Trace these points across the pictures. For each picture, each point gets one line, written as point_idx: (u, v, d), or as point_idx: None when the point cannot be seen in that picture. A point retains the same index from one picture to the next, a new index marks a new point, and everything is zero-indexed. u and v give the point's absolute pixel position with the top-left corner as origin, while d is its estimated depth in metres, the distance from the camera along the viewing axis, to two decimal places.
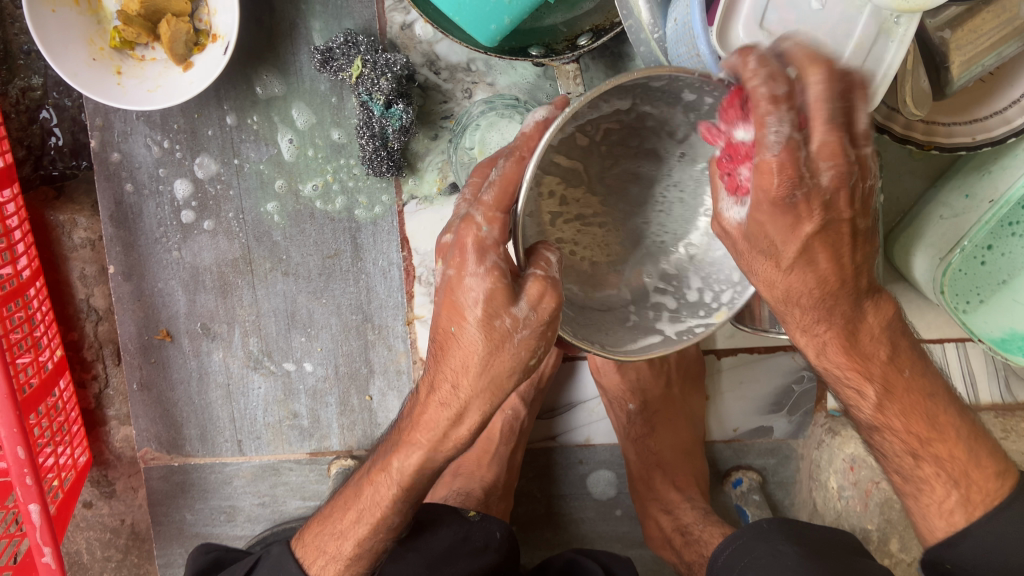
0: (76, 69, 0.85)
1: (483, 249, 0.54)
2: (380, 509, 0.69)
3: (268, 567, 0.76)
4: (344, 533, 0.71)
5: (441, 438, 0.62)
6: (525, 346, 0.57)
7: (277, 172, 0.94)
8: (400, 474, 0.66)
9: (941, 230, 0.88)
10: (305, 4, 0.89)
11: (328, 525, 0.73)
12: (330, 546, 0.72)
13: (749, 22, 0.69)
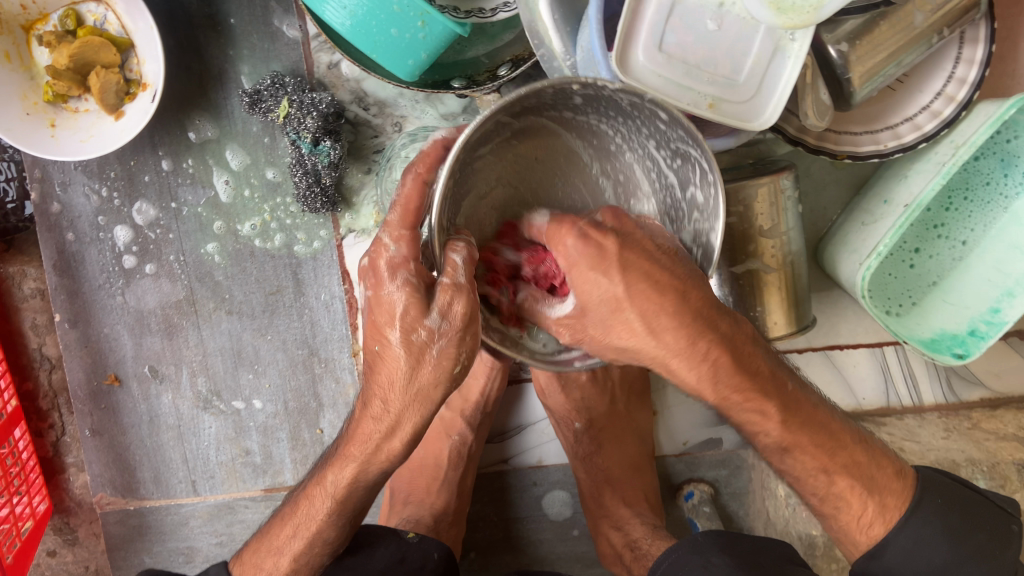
0: (11, 124, 0.88)
1: (394, 269, 0.56)
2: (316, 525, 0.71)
3: None
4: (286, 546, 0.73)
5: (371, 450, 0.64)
6: (446, 355, 0.57)
7: (215, 214, 0.96)
8: (331, 488, 0.68)
9: (862, 236, 0.89)
10: (233, 50, 0.92)
11: (269, 544, 0.74)
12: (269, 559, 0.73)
13: (647, 46, 0.70)
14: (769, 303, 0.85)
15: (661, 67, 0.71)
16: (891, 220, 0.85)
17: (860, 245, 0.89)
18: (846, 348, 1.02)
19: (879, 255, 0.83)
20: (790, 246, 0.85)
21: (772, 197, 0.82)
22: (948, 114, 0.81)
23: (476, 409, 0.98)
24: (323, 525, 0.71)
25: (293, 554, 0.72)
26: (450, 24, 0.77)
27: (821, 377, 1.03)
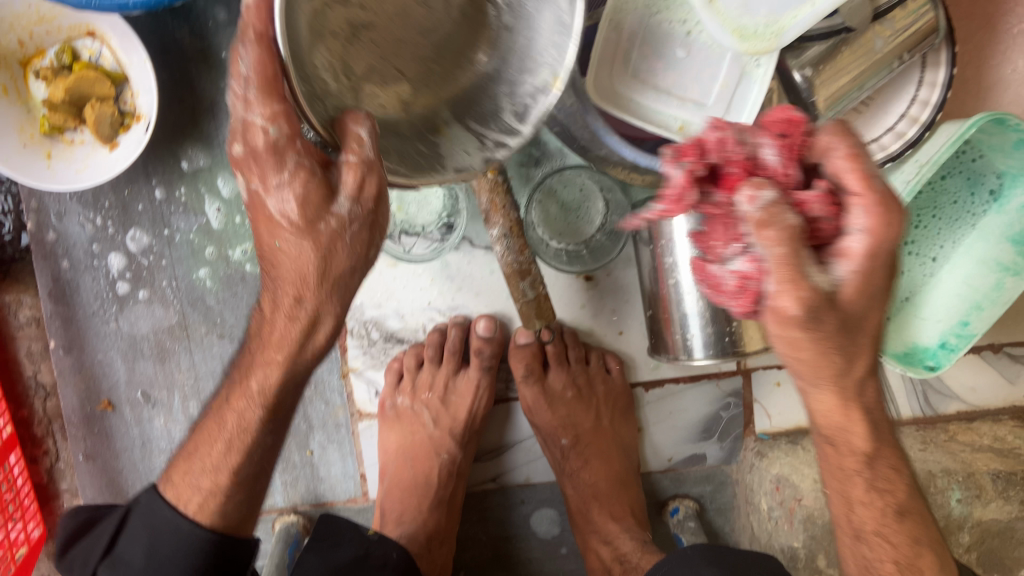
0: (8, 155, 0.91)
1: (278, 151, 0.55)
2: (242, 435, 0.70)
3: (141, 515, 0.72)
4: (212, 452, 0.71)
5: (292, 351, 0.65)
6: (358, 240, 0.60)
7: (206, 240, 0.99)
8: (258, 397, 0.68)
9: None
10: (224, 82, 0.95)
11: (197, 462, 0.72)
12: (198, 477, 0.71)
13: (620, 73, 0.72)
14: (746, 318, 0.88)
15: (634, 92, 0.73)
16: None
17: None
18: None
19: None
20: None
21: None
22: (912, 135, 0.84)
23: (464, 428, 1.01)
24: (259, 440, 0.71)
25: (220, 472, 0.71)
26: None
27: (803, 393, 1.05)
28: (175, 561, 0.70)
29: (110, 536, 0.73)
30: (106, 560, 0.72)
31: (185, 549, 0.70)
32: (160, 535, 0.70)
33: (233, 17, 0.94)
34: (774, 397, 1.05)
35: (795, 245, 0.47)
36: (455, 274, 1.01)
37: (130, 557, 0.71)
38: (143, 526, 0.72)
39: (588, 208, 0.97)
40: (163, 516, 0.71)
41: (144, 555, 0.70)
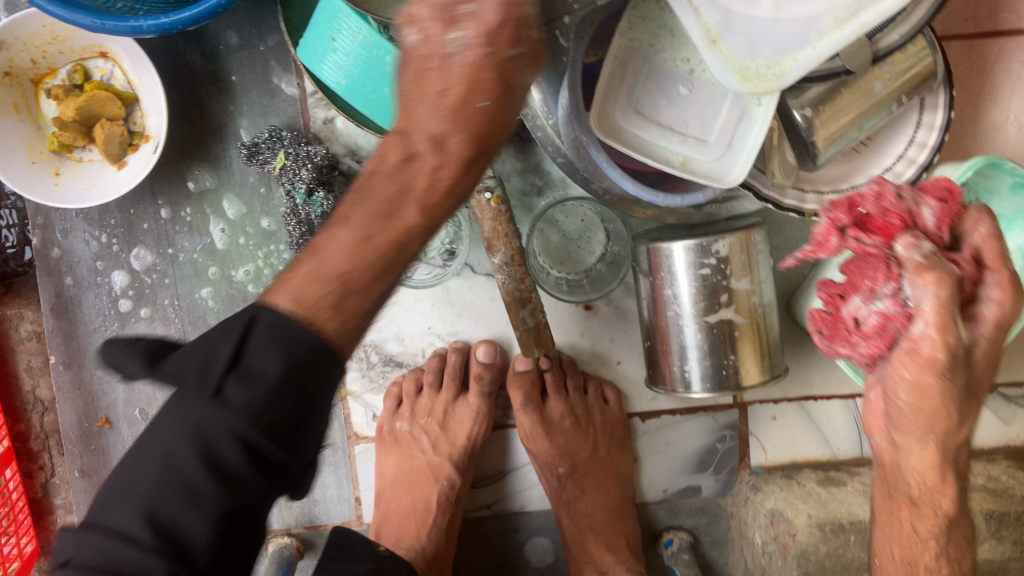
0: (16, 171, 0.91)
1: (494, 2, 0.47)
2: (378, 241, 0.51)
3: (278, 334, 0.48)
4: (346, 255, 0.51)
5: (444, 183, 0.52)
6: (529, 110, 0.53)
7: (210, 260, 0.99)
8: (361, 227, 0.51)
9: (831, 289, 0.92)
10: (233, 105, 0.96)
11: (324, 268, 0.50)
12: (302, 291, 0.50)
13: (624, 106, 0.73)
14: (742, 351, 0.88)
15: (637, 127, 0.73)
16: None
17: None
18: (820, 399, 1.05)
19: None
20: (760, 297, 0.89)
21: (744, 248, 0.86)
22: (909, 177, 0.85)
23: (463, 454, 1.01)
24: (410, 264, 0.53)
25: (348, 297, 0.50)
26: None
27: (799, 428, 1.06)
28: (315, 377, 0.48)
29: (233, 348, 0.48)
30: (232, 374, 0.47)
31: (319, 372, 0.49)
32: (296, 341, 0.48)
33: (245, 41, 0.95)
34: (769, 431, 1.06)
35: (952, 292, 0.55)
36: (456, 299, 1.02)
37: (232, 395, 0.46)
38: (272, 337, 0.48)
39: (589, 239, 0.99)
40: (307, 331, 0.48)
41: (281, 366, 0.47)
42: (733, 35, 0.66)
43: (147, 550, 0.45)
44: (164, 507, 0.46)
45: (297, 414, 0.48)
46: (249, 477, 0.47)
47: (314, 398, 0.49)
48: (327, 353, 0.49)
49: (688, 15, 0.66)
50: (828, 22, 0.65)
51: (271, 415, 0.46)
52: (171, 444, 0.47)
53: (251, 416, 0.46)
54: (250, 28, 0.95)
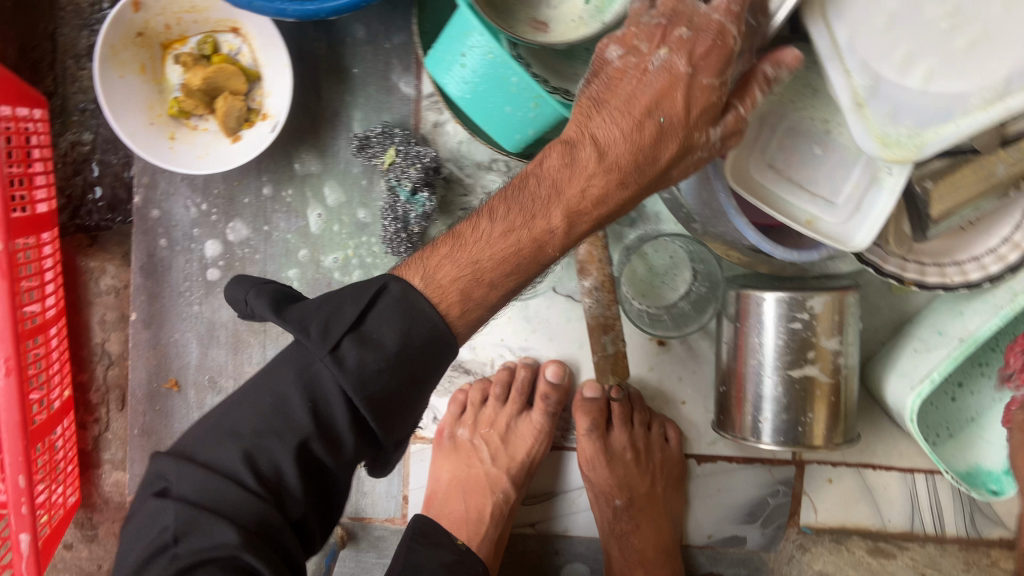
0: (135, 130, 0.94)
1: (718, 52, 0.62)
2: (517, 235, 0.66)
3: (393, 308, 0.63)
4: (487, 244, 0.66)
5: (594, 193, 0.66)
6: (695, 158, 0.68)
7: (302, 242, 1.01)
8: (504, 222, 0.67)
9: (914, 361, 0.94)
10: (350, 96, 0.99)
11: (468, 251, 0.66)
12: (442, 275, 0.66)
13: (759, 160, 0.80)
14: (819, 410, 0.89)
15: (769, 180, 0.80)
16: (945, 351, 0.89)
17: (911, 370, 0.93)
18: (878, 468, 1.05)
19: (931, 382, 0.88)
20: (846, 360, 0.90)
21: (836, 307, 0.87)
22: (1013, 260, 0.84)
23: (520, 468, 1.02)
24: (527, 261, 0.67)
25: (479, 284, 0.66)
26: (558, 106, 0.83)
27: (853, 494, 1.05)
28: (420, 355, 0.63)
29: (355, 317, 0.62)
30: (352, 339, 0.62)
31: (422, 352, 0.63)
32: (413, 325, 0.63)
33: (371, 36, 0.98)
34: (823, 492, 1.06)
35: None
36: (533, 316, 1.03)
37: (348, 360, 0.61)
38: (394, 312, 0.63)
39: (675, 276, 0.99)
40: (423, 309, 0.64)
41: (396, 342, 0.62)
42: (879, 101, 0.70)
43: (250, 487, 0.60)
44: (269, 447, 0.61)
45: (401, 385, 0.63)
46: (347, 435, 0.63)
47: (419, 374, 0.64)
48: (443, 339, 0.64)
49: (839, 76, 0.70)
50: (975, 102, 0.69)
51: (376, 384, 0.61)
52: (286, 393, 0.63)
53: (361, 380, 0.61)
54: (378, 25, 0.97)
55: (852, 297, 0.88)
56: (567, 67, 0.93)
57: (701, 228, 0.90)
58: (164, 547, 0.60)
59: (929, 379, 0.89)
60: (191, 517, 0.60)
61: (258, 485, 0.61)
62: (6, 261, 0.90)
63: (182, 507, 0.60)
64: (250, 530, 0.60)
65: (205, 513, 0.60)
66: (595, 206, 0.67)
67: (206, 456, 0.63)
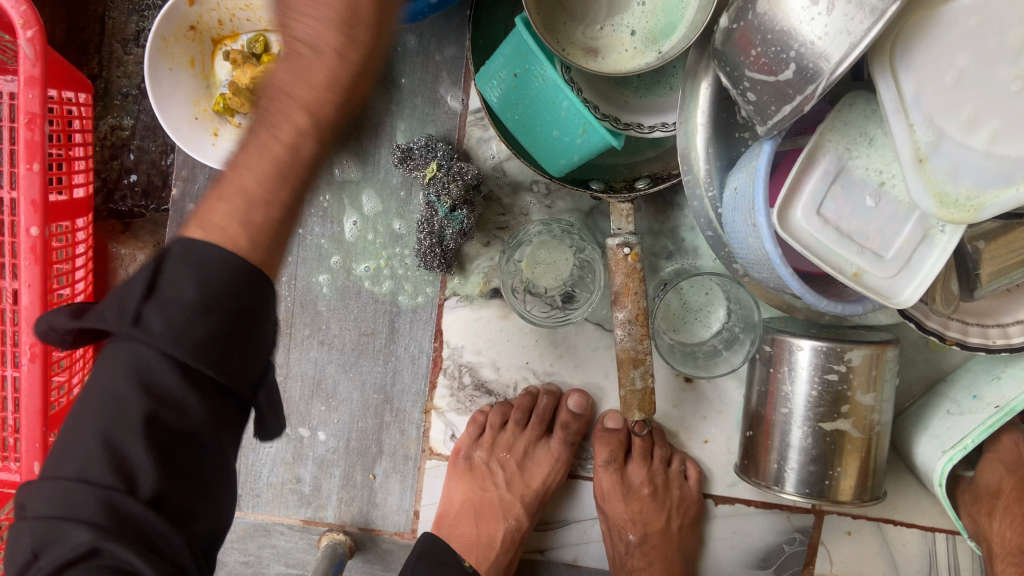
0: (179, 124, 0.93)
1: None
2: (269, 150, 0.56)
3: (178, 266, 0.52)
4: (247, 167, 0.56)
5: (318, 82, 0.55)
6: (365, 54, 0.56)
7: (335, 248, 1.02)
8: (254, 149, 0.56)
9: (945, 425, 0.93)
10: (396, 107, 0.98)
11: (236, 193, 0.55)
12: (215, 216, 0.55)
13: (807, 208, 0.76)
14: (848, 464, 0.87)
15: (816, 229, 0.76)
16: (980, 417, 0.88)
17: (943, 433, 0.92)
18: (899, 524, 1.02)
19: (964, 448, 0.87)
20: (880, 416, 0.88)
21: (874, 362, 0.85)
22: None
23: (535, 496, 1.00)
24: (285, 185, 0.56)
25: (254, 208, 0.55)
26: (605, 134, 0.81)
27: (870, 549, 1.03)
28: (229, 293, 0.52)
29: (144, 287, 0.51)
30: (151, 303, 0.51)
31: (242, 286, 0.53)
32: (210, 269, 0.52)
33: (423, 47, 0.97)
34: (841, 544, 1.03)
35: None
36: (560, 341, 1.02)
37: (152, 323, 0.50)
38: (187, 264, 0.52)
39: (709, 313, 0.98)
40: (209, 252, 0.52)
41: (195, 288, 0.51)
42: (940, 159, 0.69)
43: (99, 482, 0.50)
44: (103, 445, 0.50)
45: (222, 331, 0.51)
46: (187, 397, 0.51)
47: (247, 309, 0.53)
48: (248, 267, 0.53)
49: (902, 130, 0.68)
50: None
51: (195, 332, 0.50)
52: (108, 382, 0.51)
53: (171, 338, 0.50)
54: (431, 37, 0.96)
55: (892, 352, 0.87)
56: (616, 93, 0.92)
57: (742, 269, 0.88)
58: (25, 566, 0.50)
59: (961, 445, 0.88)
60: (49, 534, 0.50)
61: (114, 480, 0.50)
62: (42, 246, 0.90)
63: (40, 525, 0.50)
64: (105, 527, 0.49)
65: (60, 520, 0.50)
66: (333, 87, 0.55)
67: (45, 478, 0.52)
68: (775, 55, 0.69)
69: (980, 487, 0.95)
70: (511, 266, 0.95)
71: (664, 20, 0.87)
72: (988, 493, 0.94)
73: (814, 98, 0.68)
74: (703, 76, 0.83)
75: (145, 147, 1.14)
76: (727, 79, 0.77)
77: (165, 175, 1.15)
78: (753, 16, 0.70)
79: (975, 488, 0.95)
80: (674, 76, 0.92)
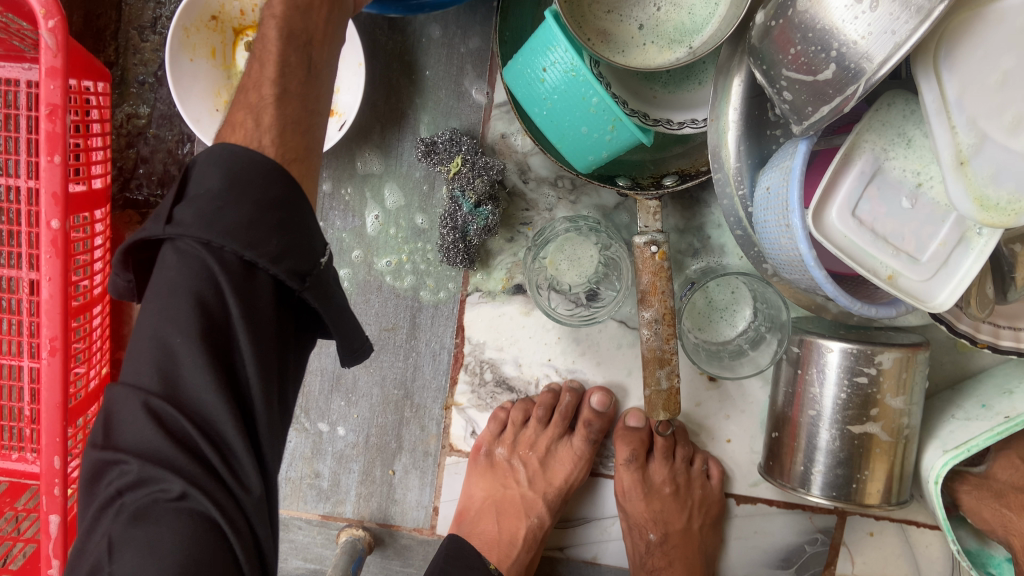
0: (199, 115, 0.92)
1: None
2: (273, 53, 0.62)
3: (207, 168, 0.57)
4: (257, 75, 0.63)
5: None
6: None
7: (356, 243, 1.00)
8: (260, 59, 0.63)
9: (951, 428, 0.91)
10: (419, 99, 0.97)
11: (254, 101, 0.62)
12: (238, 128, 0.61)
13: (842, 207, 0.74)
14: (874, 469, 0.86)
15: (851, 230, 0.74)
16: (987, 424, 0.86)
17: (947, 435, 0.91)
18: (922, 526, 1.01)
19: (966, 451, 0.86)
20: (908, 420, 0.86)
21: (904, 365, 0.84)
22: None
23: (557, 495, 1.00)
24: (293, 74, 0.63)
25: (270, 104, 0.61)
26: (637, 132, 0.79)
27: (893, 550, 1.02)
28: (257, 184, 0.56)
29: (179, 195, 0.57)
30: (182, 204, 0.56)
31: (269, 176, 0.57)
32: (236, 164, 0.57)
33: (448, 39, 0.95)
34: (863, 545, 1.03)
35: None
36: (583, 338, 1.01)
37: (184, 219, 0.55)
38: (214, 165, 0.57)
39: (735, 313, 0.97)
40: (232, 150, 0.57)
41: (222, 181, 0.56)
42: (982, 162, 0.67)
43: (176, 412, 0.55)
44: (171, 366, 0.55)
45: (262, 216, 0.56)
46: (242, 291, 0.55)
47: (276, 196, 0.57)
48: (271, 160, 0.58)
49: (943, 132, 0.67)
50: None
51: (226, 220, 0.54)
52: (165, 300, 0.55)
53: (205, 227, 0.54)
54: (455, 28, 0.95)
55: (923, 356, 0.86)
56: (645, 88, 0.91)
57: (773, 269, 0.87)
58: (116, 496, 0.55)
59: (964, 448, 0.86)
60: (136, 473, 0.54)
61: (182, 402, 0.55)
62: (62, 239, 0.89)
63: (124, 462, 0.55)
64: (189, 465, 0.55)
65: (150, 463, 0.54)
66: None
67: (112, 405, 0.56)
68: (814, 54, 0.68)
69: (1000, 483, 0.92)
70: (536, 263, 0.93)
71: (687, 17, 0.86)
72: (1014, 488, 0.90)
73: (853, 99, 0.66)
74: (736, 72, 0.81)
75: (162, 136, 1.12)
76: (763, 77, 0.75)
77: (181, 163, 1.13)
78: (792, 13, 0.69)
79: (993, 482, 0.92)
80: (703, 72, 0.91)
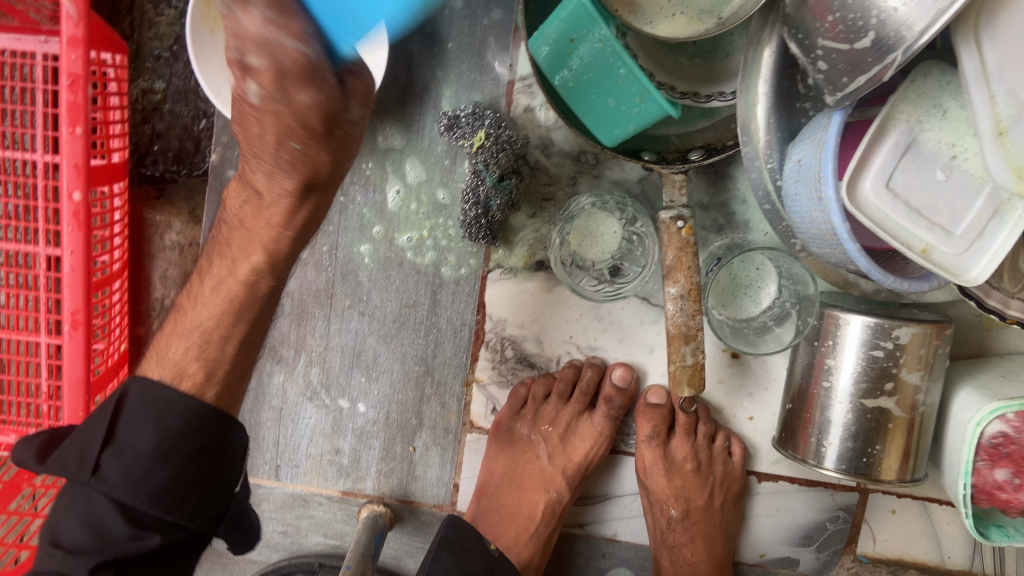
0: (219, 87, 0.90)
1: None
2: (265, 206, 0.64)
3: (133, 419, 0.68)
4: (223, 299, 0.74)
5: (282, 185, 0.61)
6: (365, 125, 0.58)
7: (378, 218, 1.00)
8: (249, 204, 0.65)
9: (1000, 381, 0.87)
10: (441, 73, 0.95)
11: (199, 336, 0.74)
12: (177, 350, 0.74)
13: (877, 179, 0.73)
14: (890, 446, 0.86)
15: (885, 202, 0.73)
16: None
17: (995, 386, 0.86)
18: (943, 503, 1.01)
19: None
20: (926, 396, 0.85)
21: (926, 341, 0.83)
22: None
23: (577, 471, 1.00)
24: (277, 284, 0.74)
25: (213, 345, 0.74)
26: (665, 104, 0.78)
27: (915, 527, 1.02)
28: (187, 437, 0.69)
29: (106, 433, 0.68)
30: (109, 450, 0.67)
31: (196, 422, 0.69)
32: (168, 416, 0.69)
33: (469, 10, 0.94)
34: (885, 523, 1.02)
35: None
36: (605, 316, 1.00)
37: (111, 468, 0.66)
38: (146, 416, 0.69)
39: (759, 290, 0.95)
40: (164, 397, 0.69)
41: (155, 435, 0.68)
42: None
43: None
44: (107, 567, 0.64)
45: (203, 467, 0.69)
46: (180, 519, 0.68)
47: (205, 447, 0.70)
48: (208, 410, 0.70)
49: (982, 102, 0.66)
50: None
51: (159, 470, 0.67)
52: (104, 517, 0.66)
53: (129, 487, 0.66)
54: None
55: (948, 331, 0.85)
56: (670, 60, 0.90)
57: (802, 244, 0.86)
58: None
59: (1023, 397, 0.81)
60: None
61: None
62: (83, 212, 0.88)
63: None
64: None
65: None
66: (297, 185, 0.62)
67: None
68: (852, 22, 0.66)
69: None
70: (560, 239, 0.93)
71: None
72: None
73: (893, 68, 0.65)
74: (769, 42, 0.79)
75: (177, 110, 1.11)
76: (798, 47, 0.74)
77: (197, 140, 1.12)
78: None
79: None
80: (731, 44, 0.89)
